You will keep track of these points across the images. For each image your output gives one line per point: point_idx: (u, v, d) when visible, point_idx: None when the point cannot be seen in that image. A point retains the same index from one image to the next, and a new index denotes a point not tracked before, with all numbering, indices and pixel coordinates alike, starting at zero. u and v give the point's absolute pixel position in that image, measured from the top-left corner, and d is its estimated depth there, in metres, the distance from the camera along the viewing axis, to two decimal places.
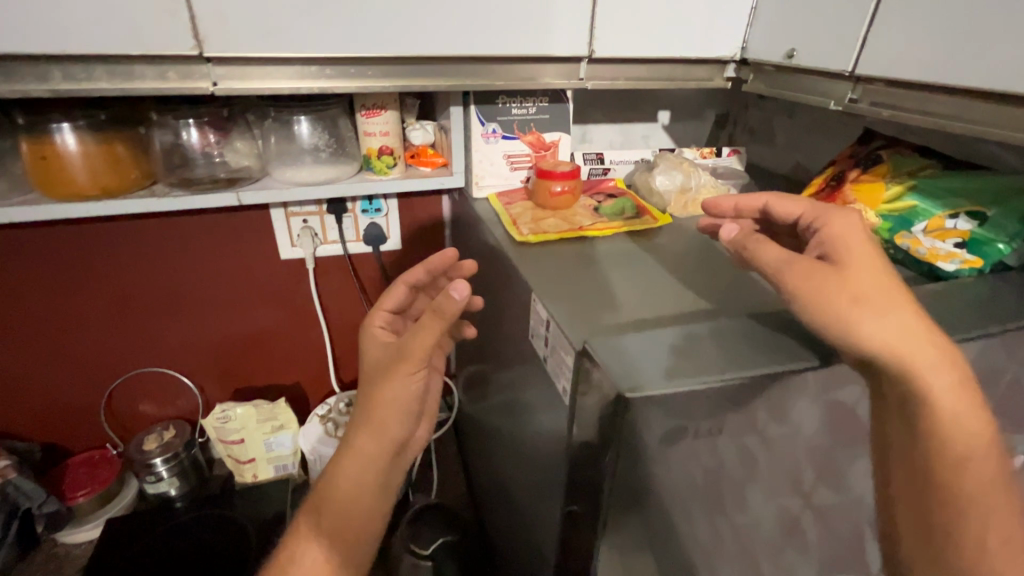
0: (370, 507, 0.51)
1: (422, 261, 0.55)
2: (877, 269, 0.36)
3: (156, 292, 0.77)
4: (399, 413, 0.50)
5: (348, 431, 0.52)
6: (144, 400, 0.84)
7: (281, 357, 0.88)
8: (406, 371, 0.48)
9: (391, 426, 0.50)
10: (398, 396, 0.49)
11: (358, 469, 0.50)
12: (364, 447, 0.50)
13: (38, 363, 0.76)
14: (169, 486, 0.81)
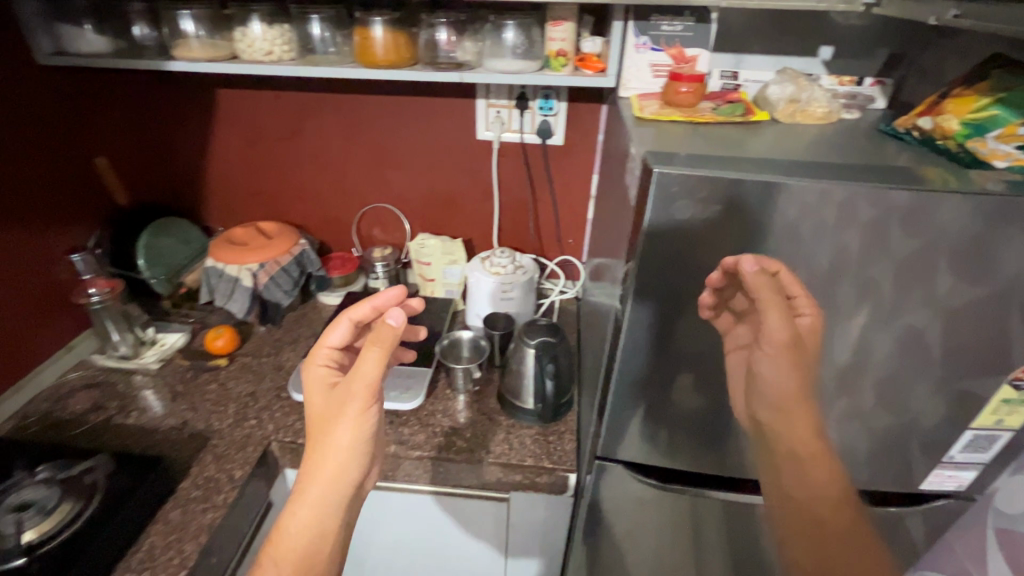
0: (327, 535, 0.64)
1: (367, 299, 0.69)
2: (815, 359, 0.66)
3: (397, 148, 1.14)
4: (348, 447, 0.64)
5: (305, 473, 0.65)
6: (377, 225, 1.24)
7: (463, 215, 1.20)
8: (355, 407, 0.63)
9: (342, 457, 0.64)
10: (350, 429, 0.64)
11: (318, 502, 0.63)
12: (319, 483, 0.63)
13: (327, 184, 1.20)
14: (382, 283, 1.21)
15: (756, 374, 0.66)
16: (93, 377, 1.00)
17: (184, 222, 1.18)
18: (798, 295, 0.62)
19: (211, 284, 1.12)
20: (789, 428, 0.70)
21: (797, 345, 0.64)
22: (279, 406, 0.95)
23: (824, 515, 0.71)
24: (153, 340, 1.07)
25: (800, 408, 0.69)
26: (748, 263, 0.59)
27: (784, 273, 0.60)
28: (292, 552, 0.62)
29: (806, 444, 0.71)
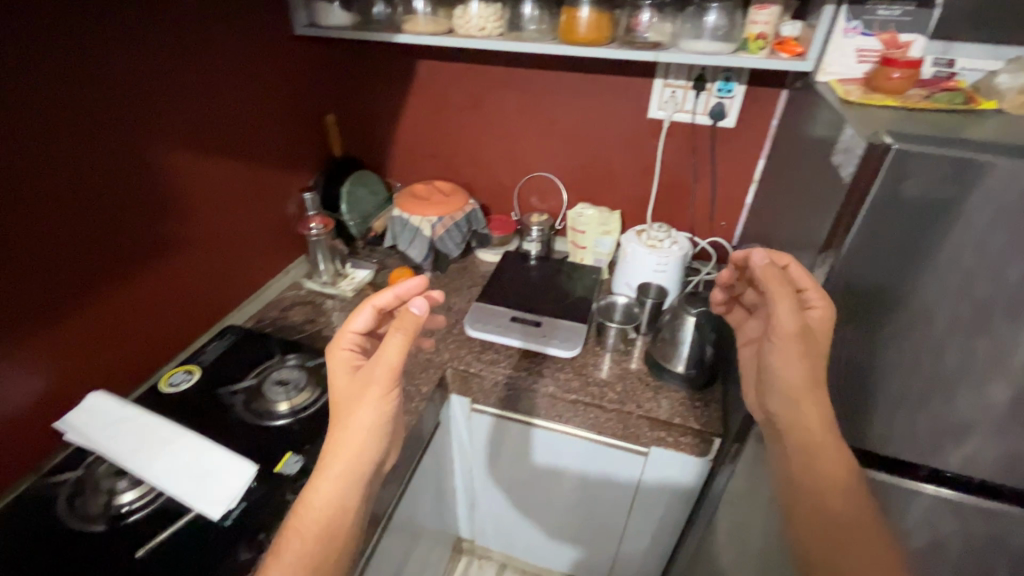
0: (342, 517, 0.63)
1: (389, 287, 0.72)
2: (822, 351, 0.68)
3: (567, 123, 1.22)
4: (368, 429, 0.65)
5: (324, 456, 0.65)
6: (536, 193, 1.35)
7: (619, 189, 1.27)
8: (378, 391, 0.65)
9: (361, 438, 0.64)
10: (370, 412, 0.65)
11: (338, 481, 0.63)
12: (340, 462, 0.64)
13: (496, 151, 1.32)
14: (534, 247, 1.31)
15: (767, 361, 0.74)
16: (302, 296, 1.21)
17: (372, 175, 1.36)
18: (807, 288, 0.68)
19: (394, 231, 1.28)
20: (801, 415, 0.70)
21: (805, 333, 0.68)
22: (453, 339, 1.10)
23: (826, 502, 0.68)
24: (346, 274, 1.27)
25: (814, 399, 0.69)
26: (757, 256, 0.72)
27: (791, 266, 0.69)
28: (315, 527, 0.62)
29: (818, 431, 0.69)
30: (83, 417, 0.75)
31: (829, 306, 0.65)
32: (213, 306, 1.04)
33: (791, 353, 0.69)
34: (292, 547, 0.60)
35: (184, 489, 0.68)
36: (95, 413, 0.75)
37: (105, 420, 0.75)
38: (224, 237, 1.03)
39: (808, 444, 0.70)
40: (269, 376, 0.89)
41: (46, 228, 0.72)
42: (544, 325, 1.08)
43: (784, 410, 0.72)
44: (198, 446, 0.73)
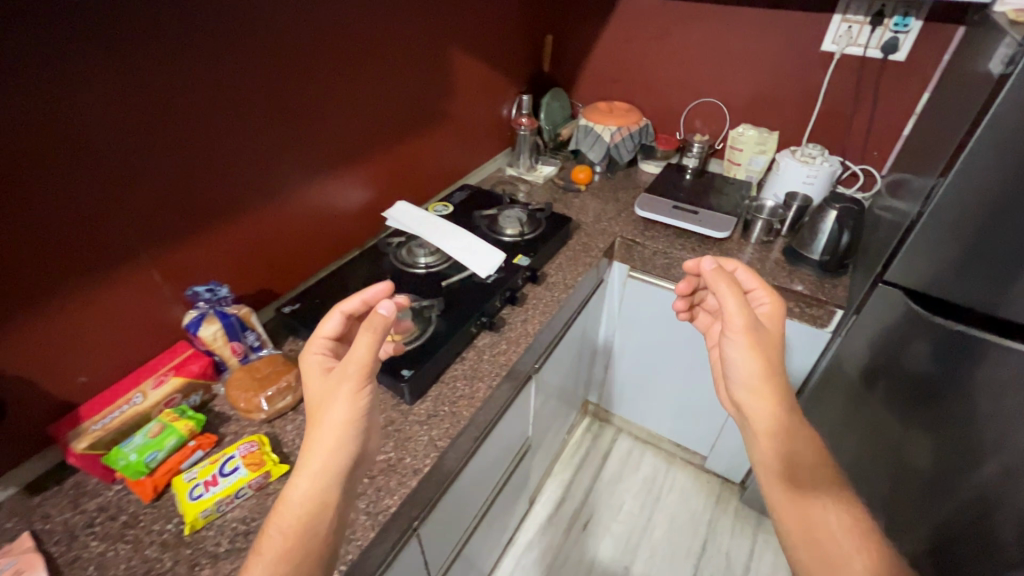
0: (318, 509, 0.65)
1: (357, 296, 0.77)
2: (773, 341, 0.80)
3: (742, 54, 1.42)
4: (346, 423, 0.67)
5: (305, 455, 0.67)
6: (700, 117, 1.58)
7: (780, 116, 1.45)
8: (351, 387, 0.68)
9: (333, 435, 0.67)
10: (348, 409, 0.68)
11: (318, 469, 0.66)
12: (318, 455, 0.66)
13: (672, 78, 1.56)
14: (692, 160, 1.55)
15: (731, 364, 0.81)
16: (505, 179, 1.56)
17: (563, 92, 1.67)
18: (754, 289, 0.86)
19: (578, 137, 1.59)
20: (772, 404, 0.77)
21: (758, 328, 0.79)
22: (622, 219, 1.40)
23: (802, 478, 0.72)
24: (537, 168, 1.60)
25: (775, 387, 0.78)
26: (706, 261, 0.78)
27: (741, 268, 0.87)
28: (293, 525, 0.63)
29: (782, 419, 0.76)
30: (402, 214, 1.18)
31: (775, 301, 0.84)
32: (452, 172, 1.43)
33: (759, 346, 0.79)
34: (275, 533, 0.63)
35: (463, 256, 1.08)
36: (408, 213, 1.18)
37: (414, 219, 1.16)
38: (465, 121, 1.41)
39: (785, 430, 0.76)
40: (501, 211, 1.25)
41: (252, 161, 0.92)
42: (700, 214, 1.35)
43: (758, 406, 0.78)
44: (470, 238, 1.12)
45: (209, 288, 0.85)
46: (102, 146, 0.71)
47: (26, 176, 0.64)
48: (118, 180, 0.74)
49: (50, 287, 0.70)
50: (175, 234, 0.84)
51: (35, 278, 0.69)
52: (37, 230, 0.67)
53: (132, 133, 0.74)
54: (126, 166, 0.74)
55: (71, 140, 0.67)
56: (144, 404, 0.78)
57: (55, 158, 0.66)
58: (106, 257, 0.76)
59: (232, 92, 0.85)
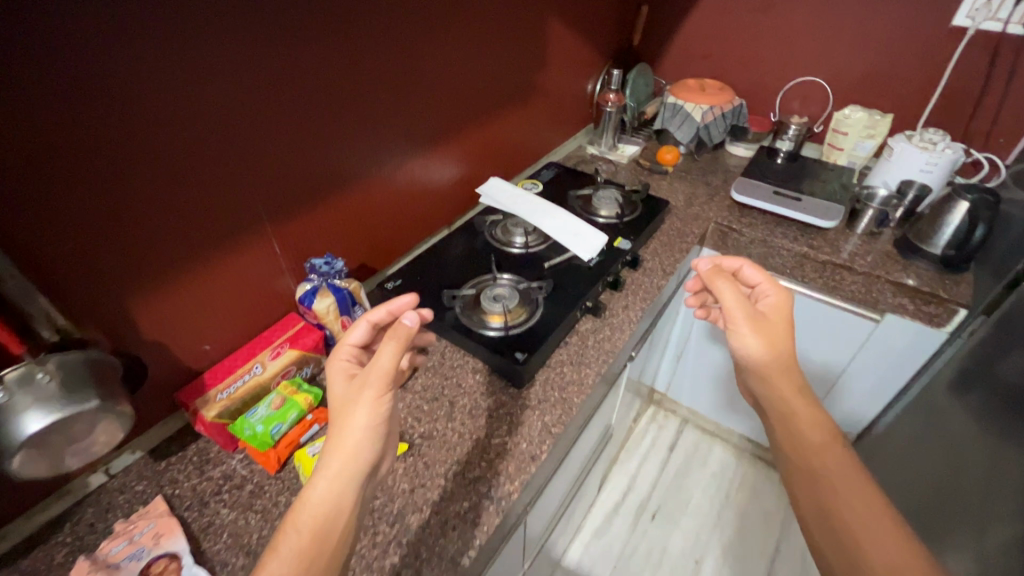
0: (332, 513, 0.60)
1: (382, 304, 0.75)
2: (780, 331, 0.75)
3: (857, 28, 1.31)
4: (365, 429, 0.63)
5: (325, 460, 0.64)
6: (799, 97, 1.48)
7: (893, 98, 1.35)
8: (372, 394, 0.64)
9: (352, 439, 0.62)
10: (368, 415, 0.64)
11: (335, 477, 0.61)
12: (338, 460, 0.62)
13: (771, 54, 1.46)
14: (787, 144, 1.47)
15: (740, 359, 0.78)
16: (586, 157, 1.51)
17: (648, 68, 1.58)
18: (758, 283, 0.81)
19: (665, 116, 1.51)
20: (779, 390, 0.73)
21: (761, 319, 0.76)
22: (715, 204, 1.33)
23: (819, 466, 0.67)
24: (619, 147, 1.54)
25: (784, 373, 0.73)
26: (702, 264, 0.81)
27: (743, 264, 0.83)
28: (309, 526, 0.59)
29: (801, 414, 0.71)
30: (498, 191, 1.14)
31: (783, 294, 0.78)
32: (536, 149, 1.38)
33: (764, 335, 0.75)
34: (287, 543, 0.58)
35: (566, 239, 1.04)
36: (504, 191, 1.14)
37: (511, 198, 1.12)
38: (552, 96, 1.35)
39: (792, 413, 0.72)
40: (596, 192, 1.21)
41: (347, 148, 0.89)
42: (803, 201, 1.26)
43: (769, 395, 0.75)
44: (570, 221, 1.08)
45: (326, 261, 0.84)
46: (228, 112, 0.69)
47: (160, 142, 0.63)
48: (240, 149, 0.72)
49: (157, 275, 0.68)
50: (287, 205, 0.82)
51: (147, 265, 0.66)
52: (167, 197, 0.66)
53: (256, 100, 0.71)
54: (249, 134, 0.72)
55: (201, 105, 0.65)
56: (265, 375, 0.78)
57: (179, 127, 0.64)
58: (227, 227, 0.75)
59: (345, 59, 0.82)
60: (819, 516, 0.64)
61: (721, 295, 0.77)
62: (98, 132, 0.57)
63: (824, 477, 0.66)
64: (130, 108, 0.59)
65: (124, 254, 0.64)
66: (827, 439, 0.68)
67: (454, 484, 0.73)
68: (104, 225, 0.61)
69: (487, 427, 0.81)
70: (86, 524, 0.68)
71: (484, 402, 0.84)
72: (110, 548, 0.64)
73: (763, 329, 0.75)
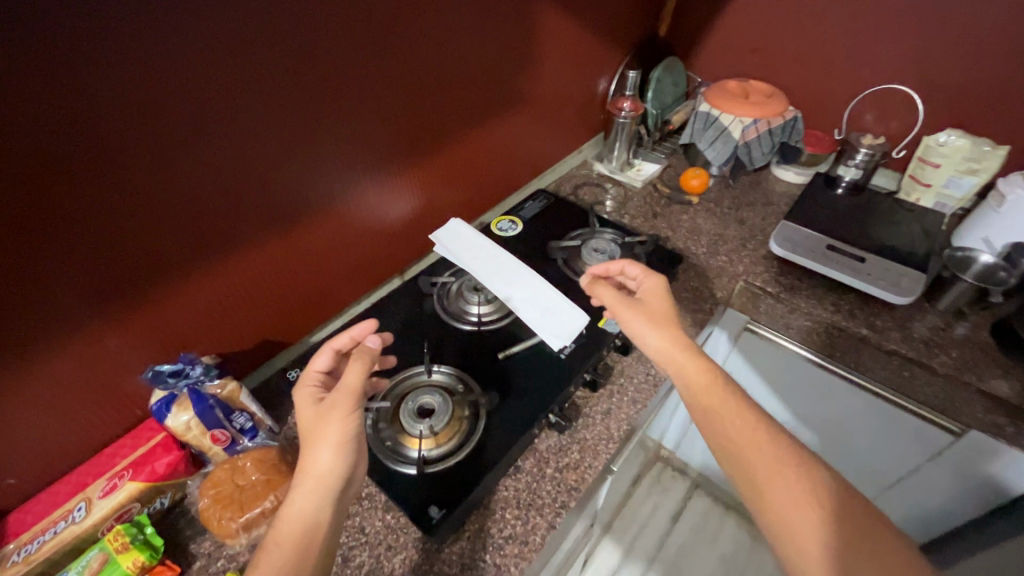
0: (315, 530, 0.53)
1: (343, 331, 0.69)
2: (672, 317, 0.67)
3: (968, 23, 0.96)
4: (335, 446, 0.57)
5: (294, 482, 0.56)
6: (876, 110, 1.13)
7: (1011, 120, 0.99)
8: (340, 412, 0.59)
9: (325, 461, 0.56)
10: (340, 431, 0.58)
11: (310, 498, 0.54)
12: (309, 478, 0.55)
13: (842, 53, 1.11)
14: (852, 173, 1.14)
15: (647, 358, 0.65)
16: (592, 177, 1.22)
17: (679, 64, 1.26)
18: (636, 275, 0.75)
19: (694, 129, 1.19)
20: (693, 380, 0.60)
21: (649, 308, 0.68)
22: (748, 255, 1.03)
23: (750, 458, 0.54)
24: (634, 165, 1.24)
25: (691, 355, 0.62)
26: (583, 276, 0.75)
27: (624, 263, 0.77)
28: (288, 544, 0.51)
29: (713, 386, 0.59)
30: (457, 241, 0.90)
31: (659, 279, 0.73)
32: (526, 170, 1.11)
33: (662, 328, 0.64)
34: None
35: (534, 319, 0.79)
36: (465, 242, 0.89)
37: (472, 250, 0.88)
38: (548, 104, 1.07)
39: (706, 400, 0.59)
40: (587, 243, 0.92)
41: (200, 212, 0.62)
42: (868, 262, 0.95)
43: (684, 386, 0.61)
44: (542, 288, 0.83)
45: (174, 370, 0.62)
46: None
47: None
48: (24, 233, 0.49)
49: None
50: (127, 291, 0.60)
51: None
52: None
53: (41, 162, 0.48)
54: (12, 211, 0.48)
55: None
56: (85, 524, 0.58)
57: None
58: (15, 337, 0.53)
59: (206, 88, 0.57)
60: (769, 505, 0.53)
61: (600, 297, 0.70)
62: None
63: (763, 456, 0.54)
64: None
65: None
66: (747, 418, 0.57)
67: None
68: None
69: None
70: None
71: (388, 564, 0.62)
72: None
73: (654, 317, 0.66)
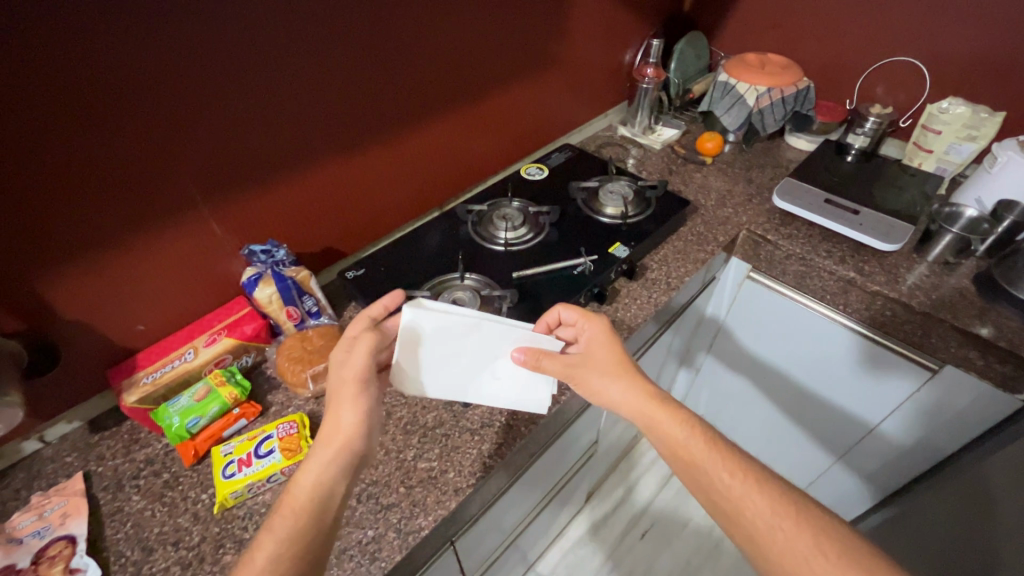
0: (328, 498, 0.56)
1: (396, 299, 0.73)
2: (624, 361, 0.68)
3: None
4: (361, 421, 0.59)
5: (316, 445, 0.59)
6: (886, 82, 1.21)
7: (1012, 88, 1.06)
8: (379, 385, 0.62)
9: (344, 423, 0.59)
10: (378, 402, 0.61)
11: (328, 461, 0.57)
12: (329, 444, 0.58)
13: (855, 28, 1.20)
14: (859, 141, 1.21)
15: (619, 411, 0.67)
16: (615, 139, 1.33)
17: (702, 38, 1.36)
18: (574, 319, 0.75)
19: (713, 96, 1.29)
20: (668, 428, 0.63)
21: (600, 362, 0.68)
22: (753, 208, 1.13)
23: (747, 510, 0.57)
24: (655, 129, 1.35)
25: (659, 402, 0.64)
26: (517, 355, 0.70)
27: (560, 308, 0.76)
28: (305, 504, 0.55)
29: (674, 430, 0.63)
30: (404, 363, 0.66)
31: (597, 322, 0.73)
32: (554, 128, 1.23)
33: (623, 377, 0.67)
34: (267, 549, 0.52)
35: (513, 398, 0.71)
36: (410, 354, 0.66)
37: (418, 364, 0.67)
38: (577, 69, 1.19)
39: (683, 450, 0.62)
40: (604, 184, 1.05)
41: (290, 133, 0.78)
42: (862, 215, 1.05)
43: (660, 433, 0.64)
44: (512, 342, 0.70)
45: (264, 249, 0.78)
46: (139, 98, 0.62)
47: (36, 122, 0.56)
48: (152, 132, 0.65)
49: (54, 265, 0.64)
50: (229, 189, 0.76)
51: (36, 256, 0.62)
52: (53, 183, 0.60)
53: (168, 77, 0.63)
54: (174, 115, 0.66)
55: (139, 75, 0.61)
56: (194, 362, 0.75)
57: (66, 116, 0.58)
58: (140, 215, 0.68)
59: (300, 29, 0.72)
60: (745, 540, 0.58)
61: (546, 370, 0.69)
62: (72, 94, 0.57)
63: (728, 498, 0.58)
64: (32, 92, 0.55)
65: (6, 241, 0.59)
66: (730, 466, 0.60)
67: (365, 509, 0.68)
68: (24, 207, 0.59)
69: (435, 447, 0.74)
70: (10, 490, 0.70)
71: (424, 420, 0.77)
72: (18, 522, 0.65)
73: (609, 363, 0.68)
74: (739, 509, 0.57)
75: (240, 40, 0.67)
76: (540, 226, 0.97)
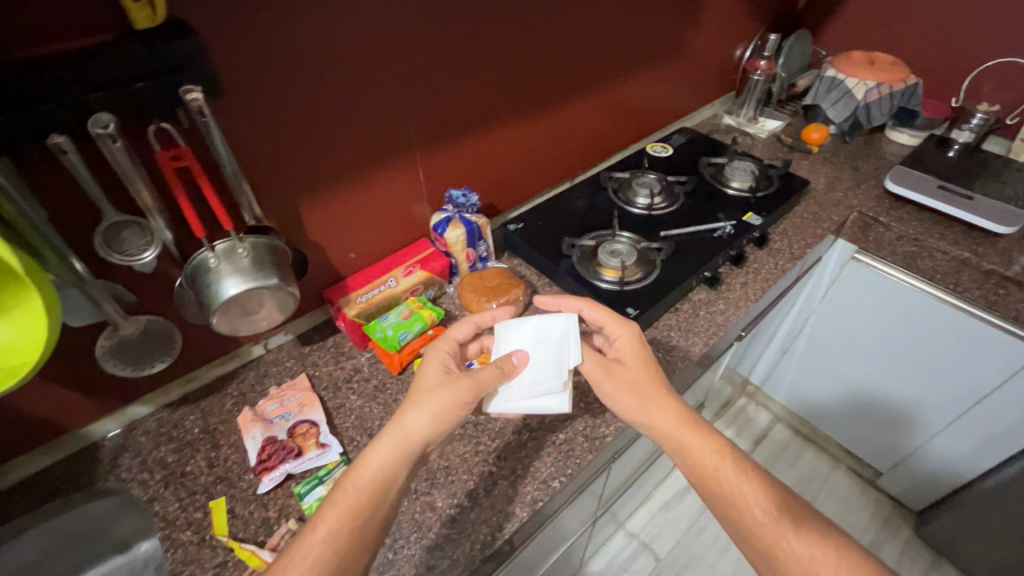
0: (384, 491, 0.57)
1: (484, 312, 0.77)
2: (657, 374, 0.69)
3: None
4: (431, 423, 0.60)
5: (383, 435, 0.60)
6: (995, 81, 1.27)
7: None
8: (458, 396, 0.62)
9: (415, 420, 0.59)
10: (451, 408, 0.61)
11: (392, 454, 0.58)
12: (395, 437, 0.59)
13: (967, 29, 1.26)
14: (965, 136, 1.27)
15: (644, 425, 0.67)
16: (722, 127, 1.42)
17: (808, 36, 1.44)
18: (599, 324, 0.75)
19: (818, 91, 1.37)
20: (698, 452, 0.64)
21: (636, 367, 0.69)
22: (862, 193, 1.21)
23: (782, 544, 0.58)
24: (760, 121, 1.43)
25: (690, 425, 0.65)
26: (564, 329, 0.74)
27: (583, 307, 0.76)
28: (364, 490, 0.56)
29: (706, 453, 0.64)
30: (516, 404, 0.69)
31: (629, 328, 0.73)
32: (672, 113, 1.33)
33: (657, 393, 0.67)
34: (329, 521, 0.54)
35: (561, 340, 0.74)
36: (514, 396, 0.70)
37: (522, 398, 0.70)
38: (699, 59, 1.28)
39: (716, 471, 0.63)
40: (731, 162, 1.15)
41: (484, 100, 0.88)
42: (975, 201, 1.12)
43: (693, 452, 0.64)
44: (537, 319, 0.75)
45: (463, 194, 0.89)
46: (396, 58, 0.72)
47: (330, 69, 0.67)
48: (398, 86, 0.75)
49: (311, 196, 0.75)
50: (436, 145, 0.86)
51: (303, 186, 0.73)
52: (327, 123, 0.70)
53: (419, 40, 0.74)
54: (414, 76, 0.76)
55: (400, 39, 0.72)
56: (398, 289, 0.87)
57: (348, 70, 0.68)
58: (373, 160, 0.79)
59: (509, 7, 0.83)
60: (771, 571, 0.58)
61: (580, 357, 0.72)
62: (357, 51, 0.68)
63: (761, 530, 0.59)
64: (332, 47, 0.65)
65: (288, 171, 0.70)
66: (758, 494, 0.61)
67: (553, 416, 0.79)
68: (305, 145, 0.70)
69: None
70: (247, 384, 0.82)
71: None
72: (266, 407, 0.77)
73: (643, 376, 0.69)
74: (774, 545, 0.58)
75: (468, 14, 0.78)
76: (675, 196, 1.07)
